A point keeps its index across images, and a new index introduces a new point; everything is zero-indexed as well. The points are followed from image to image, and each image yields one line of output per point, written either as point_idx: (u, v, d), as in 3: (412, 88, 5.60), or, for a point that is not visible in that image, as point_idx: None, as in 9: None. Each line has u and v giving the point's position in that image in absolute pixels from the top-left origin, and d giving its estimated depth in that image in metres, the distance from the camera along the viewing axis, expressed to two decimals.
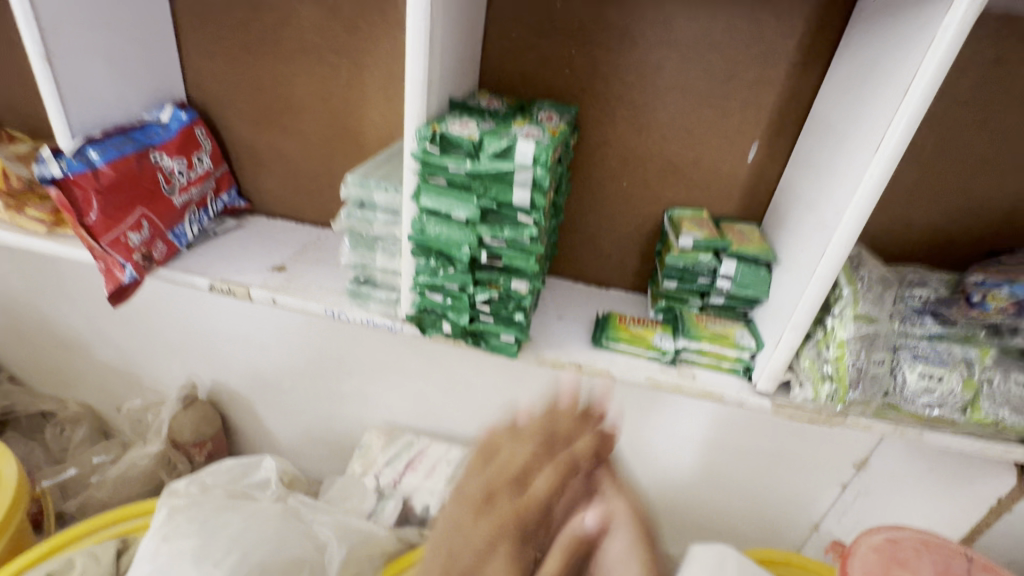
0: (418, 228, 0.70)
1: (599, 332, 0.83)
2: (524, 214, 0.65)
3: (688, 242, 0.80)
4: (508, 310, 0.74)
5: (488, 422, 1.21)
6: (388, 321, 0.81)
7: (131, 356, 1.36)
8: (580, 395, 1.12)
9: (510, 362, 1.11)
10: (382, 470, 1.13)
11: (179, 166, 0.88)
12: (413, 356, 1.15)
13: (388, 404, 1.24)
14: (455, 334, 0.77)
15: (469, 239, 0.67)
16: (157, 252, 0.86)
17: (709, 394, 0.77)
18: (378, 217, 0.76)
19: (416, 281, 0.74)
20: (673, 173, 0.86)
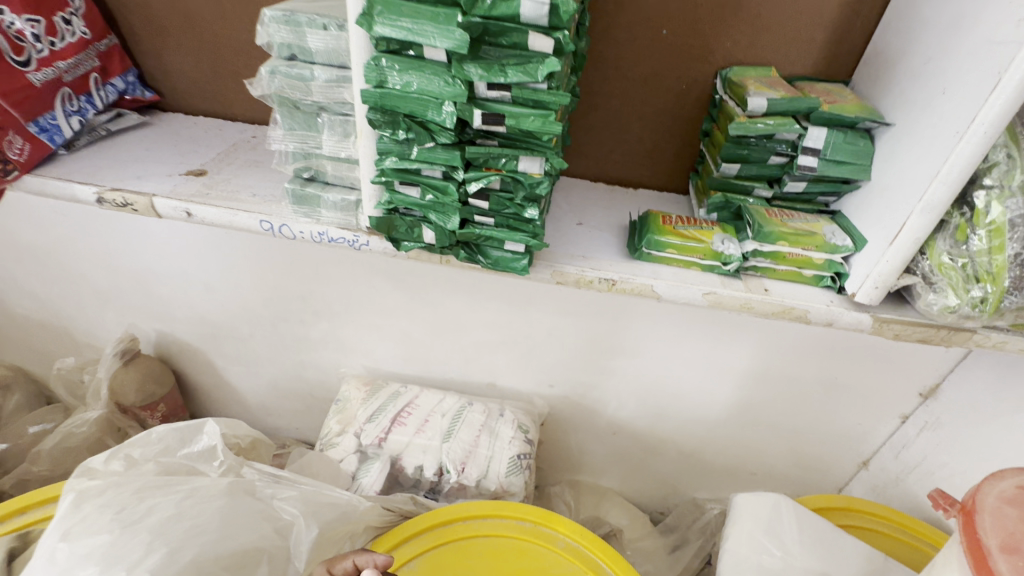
0: (376, 80, 0.46)
1: (637, 237, 0.61)
2: (539, 38, 0.42)
3: (759, 104, 0.57)
4: (515, 205, 0.52)
5: (487, 364, 1.02)
6: (348, 235, 0.59)
7: (56, 305, 1.12)
8: (598, 326, 0.91)
9: (511, 290, 0.90)
10: (363, 427, 0.93)
11: (32, 28, 0.61)
12: (391, 288, 0.93)
13: (366, 348, 1.04)
14: (442, 245, 0.55)
15: (454, 90, 0.44)
16: (13, 151, 0.62)
17: (788, 310, 0.58)
18: (317, 75, 0.51)
19: (381, 168, 0.51)
20: (732, 14, 0.62)
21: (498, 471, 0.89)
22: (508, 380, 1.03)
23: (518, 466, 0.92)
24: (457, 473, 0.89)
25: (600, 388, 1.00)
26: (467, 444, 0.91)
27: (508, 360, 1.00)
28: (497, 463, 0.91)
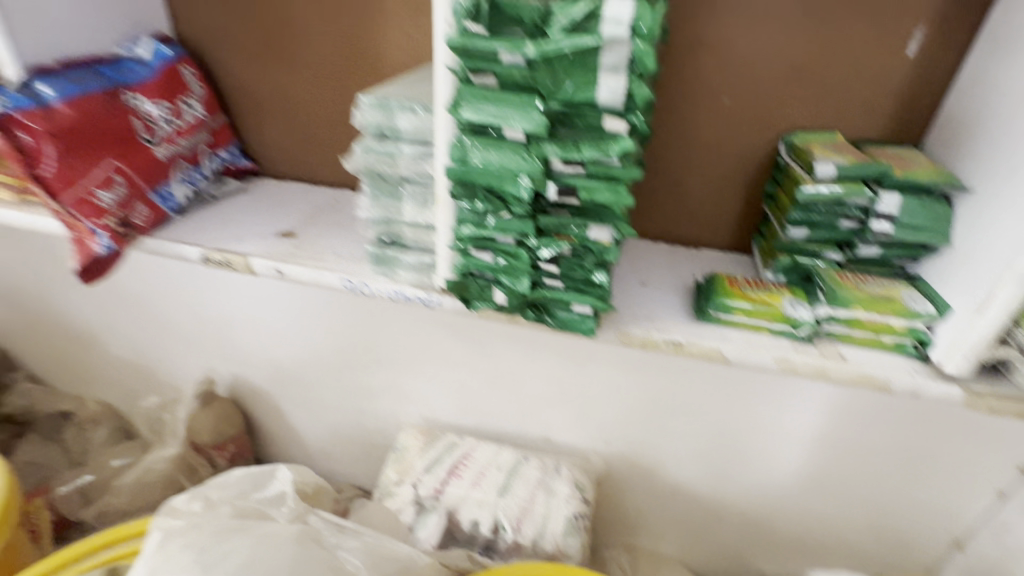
0: (459, 158, 0.50)
1: (702, 299, 0.61)
2: (614, 120, 0.44)
3: (827, 170, 0.58)
4: (584, 270, 0.54)
5: (543, 418, 1.01)
6: (421, 294, 0.63)
7: (146, 348, 1.22)
8: (657, 384, 0.90)
9: (569, 345, 0.90)
10: (421, 478, 0.95)
11: (161, 111, 0.71)
12: (452, 340, 0.96)
13: (424, 397, 1.06)
14: (512, 307, 0.58)
15: (531, 166, 0.47)
16: (138, 217, 0.70)
17: (869, 379, 0.55)
18: (404, 151, 0.57)
19: (458, 235, 0.55)
20: (795, 84, 0.64)
21: (555, 531, 0.88)
22: (563, 435, 1.02)
23: (574, 527, 0.89)
24: (513, 531, 0.89)
25: (659, 447, 0.98)
26: (522, 500, 0.91)
27: (564, 414, 1.00)
28: (553, 522, 0.89)
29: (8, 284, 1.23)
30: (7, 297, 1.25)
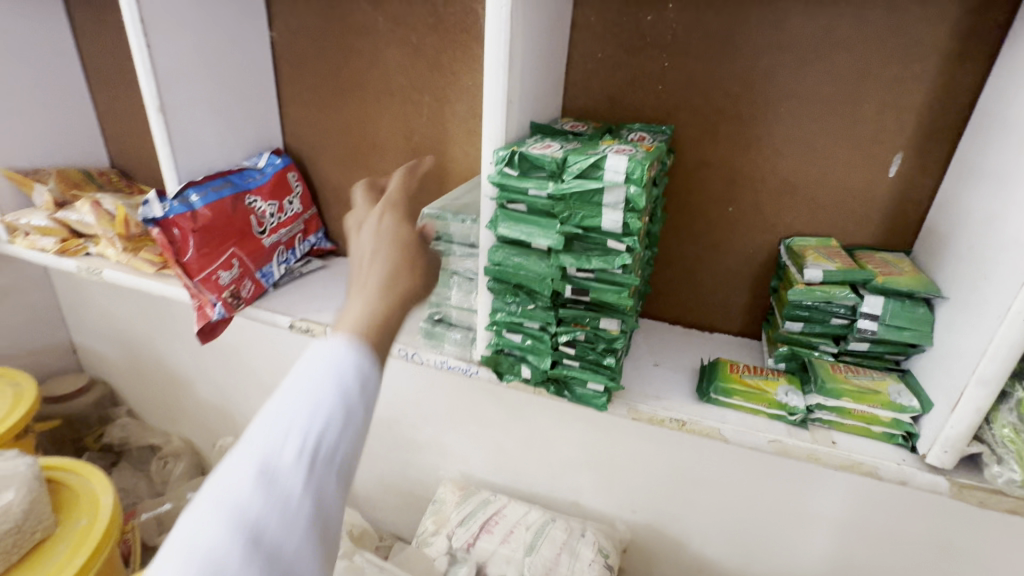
0: (495, 262, 0.63)
1: (705, 382, 0.69)
2: (616, 240, 0.57)
3: (815, 274, 0.66)
4: (597, 353, 0.64)
5: (572, 481, 1.08)
6: (463, 364, 0.74)
7: (227, 394, 1.40)
8: (679, 456, 0.95)
9: (596, 414, 0.98)
10: (455, 530, 1.03)
11: (270, 209, 0.91)
12: (490, 403, 1.07)
13: (463, 454, 1.16)
14: (536, 380, 0.68)
15: (552, 271, 0.60)
16: (245, 291, 0.87)
17: (855, 465, 0.61)
18: (454, 251, 0.71)
19: (493, 319, 0.67)
20: (790, 196, 0.74)
21: None
22: (590, 500, 1.08)
23: None
24: None
25: (683, 519, 1.01)
26: (548, 561, 0.96)
27: (592, 480, 1.06)
28: None
29: (125, 332, 1.47)
30: (122, 343, 1.49)
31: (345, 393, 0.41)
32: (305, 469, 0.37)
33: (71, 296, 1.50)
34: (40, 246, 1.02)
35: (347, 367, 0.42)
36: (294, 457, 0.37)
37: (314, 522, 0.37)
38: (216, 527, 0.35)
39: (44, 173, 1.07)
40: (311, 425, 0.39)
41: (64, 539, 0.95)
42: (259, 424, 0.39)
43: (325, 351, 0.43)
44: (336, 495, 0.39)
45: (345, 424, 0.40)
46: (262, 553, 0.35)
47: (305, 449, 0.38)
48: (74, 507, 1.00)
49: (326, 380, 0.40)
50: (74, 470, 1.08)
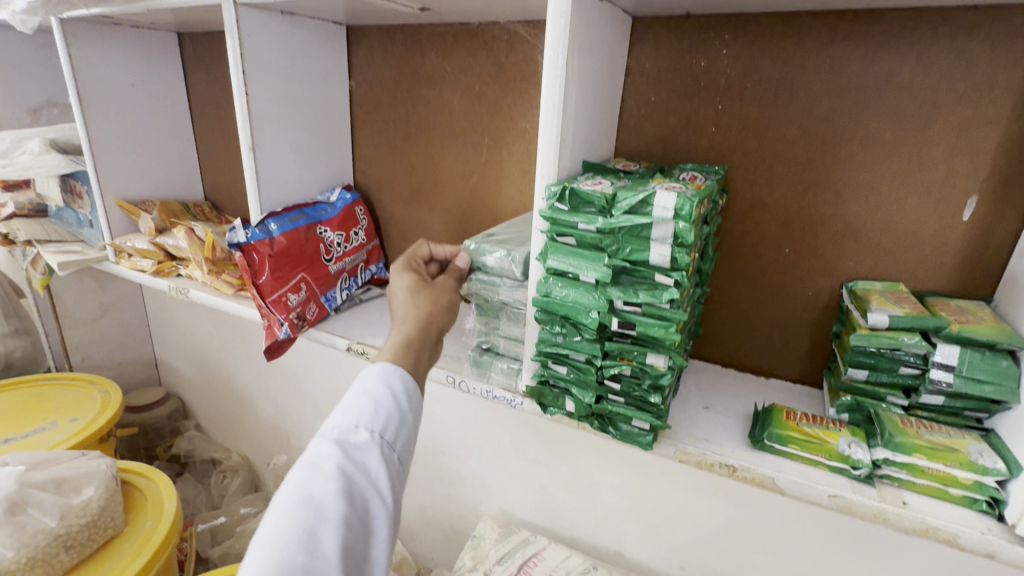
0: (543, 292, 0.65)
1: (759, 428, 0.66)
2: (664, 275, 0.57)
3: (880, 320, 0.62)
4: (642, 389, 0.63)
5: (615, 529, 1.04)
6: (508, 395, 0.76)
7: (284, 414, 1.47)
8: (731, 510, 0.89)
9: (644, 458, 0.95)
10: (492, 568, 1.00)
11: (338, 239, 0.98)
12: (534, 439, 1.06)
13: (505, 490, 1.15)
14: (579, 414, 0.68)
15: (598, 303, 0.61)
16: (309, 314, 0.93)
17: (929, 530, 0.56)
18: (503, 283, 0.72)
19: (539, 350, 0.68)
20: (852, 239, 0.71)
21: None
22: (635, 551, 1.03)
23: None
24: None
25: None
26: None
27: (636, 529, 1.01)
28: None
29: (200, 349, 1.59)
30: (197, 359, 1.61)
31: (400, 391, 0.52)
32: (377, 442, 0.47)
33: (158, 315, 1.65)
34: (139, 266, 1.14)
35: (398, 373, 0.53)
36: (365, 434, 0.47)
37: (388, 481, 0.46)
38: (317, 486, 0.43)
39: (149, 203, 1.22)
40: (376, 413, 0.49)
41: (130, 539, 1.01)
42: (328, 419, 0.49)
43: (374, 367, 0.53)
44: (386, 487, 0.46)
45: (400, 410, 0.51)
46: (354, 504, 0.44)
47: (375, 429, 0.48)
48: (141, 509, 1.08)
49: (383, 382, 0.52)
50: (145, 474, 1.16)
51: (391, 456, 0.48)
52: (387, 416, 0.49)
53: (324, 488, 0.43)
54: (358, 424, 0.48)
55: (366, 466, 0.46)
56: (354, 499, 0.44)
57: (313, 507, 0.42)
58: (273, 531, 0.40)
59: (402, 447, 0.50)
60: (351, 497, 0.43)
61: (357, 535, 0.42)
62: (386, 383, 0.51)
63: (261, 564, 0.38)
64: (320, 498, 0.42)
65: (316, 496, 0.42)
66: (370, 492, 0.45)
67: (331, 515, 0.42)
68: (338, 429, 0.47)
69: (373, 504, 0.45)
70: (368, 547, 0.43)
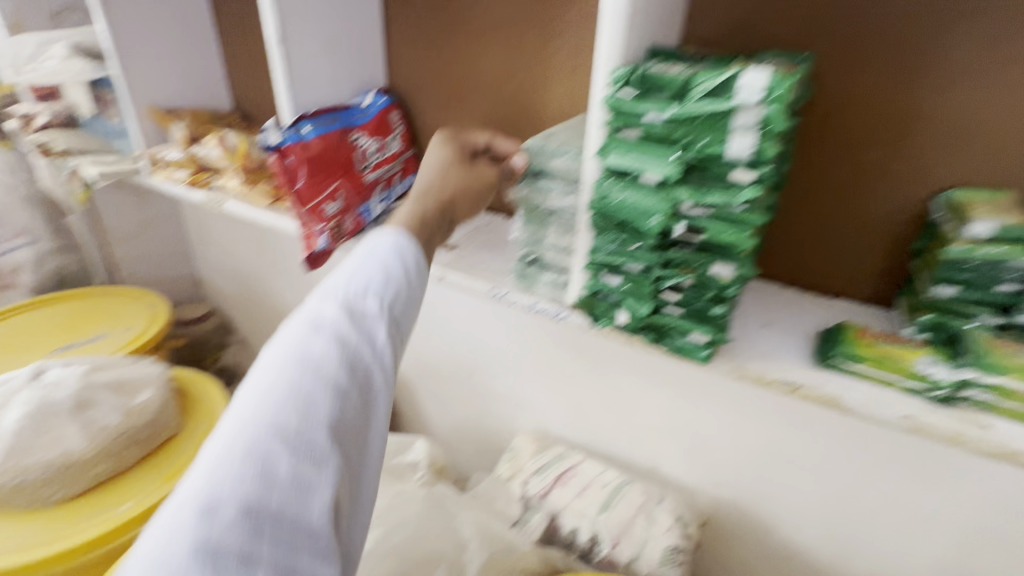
0: (601, 195, 0.59)
1: (828, 347, 0.62)
2: (743, 172, 0.51)
3: (982, 230, 0.56)
4: (704, 301, 0.59)
5: (652, 446, 1.04)
6: (554, 308, 0.72)
7: None
8: (777, 432, 0.87)
9: (688, 379, 0.93)
10: (530, 478, 1.03)
11: (372, 146, 0.93)
12: (573, 358, 1.05)
13: (541, 407, 1.15)
14: (631, 327, 0.65)
15: (663, 206, 0.56)
16: (347, 225, 0.89)
17: (1012, 454, 0.53)
18: (555, 187, 0.68)
19: (592, 259, 0.64)
20: (956, 141, 0.62)
21: (650, 557, 0.90)
22: (671, 468, 1.04)
23: (670, 559, 0.90)
24: (610, 545, 0.93)
25: (773, 501, 0.94)
26: (623, 521, 0.94)
27: (674, 447, 1.01)
28: (650, 548, 0.91)
29: (240, 266, 1.61)
30: (237, 277, 1.64)
31: (405, 264, 0.52)
32: (378, 309, 0.48)
33: (197, 232, 1.67)
34: (173, 177, 1.12)
35: (406, 248, 0.53)
36: (369, 301, 0.48)
37: (389, 348, 0.48)
38: (314, 344, 0.45)
39: (179, 112, 1.18)
40: (384, 279, 0.50)
41: (192, 436, 1.08)
42: (337, 278, 0.50)
43: (383, 238, 0.53)
44: (385, 352, 0.48)
45: (408, 281, 0.52)
46: (351, 366, 0.46)
47: (380, 295, 0.49)
48: (197, 411, 1.13)
49: (388, 254, 0.52)
50: (196, 381, 1.21)
51: (393, 326, 0.49)
52: (391, 287, 0.50)
53: (321, 347, 0.45)
54: (361, 291, 0.49)
55: (371, 328, 0.48)
56: (352, 362, 0.46)
57: (309, 364, 0.44)
58: (271, 379, 0.43)
59: (405, 317, 0.51)
60: (349, 360, 0.46)
61: (353, 396, 0.45)
62: (390, 255, 0.52)
63: (258, 407, 0.41)
64: (316, 356, 0.44)
65: (312, 354, 0.44)
66: (367, 357, 0.47)
67: (327, 374, 0.44)
68: (346, 290, 0.49)
69: (369, 369, 0.47)
70: (365, 407, 0.46)
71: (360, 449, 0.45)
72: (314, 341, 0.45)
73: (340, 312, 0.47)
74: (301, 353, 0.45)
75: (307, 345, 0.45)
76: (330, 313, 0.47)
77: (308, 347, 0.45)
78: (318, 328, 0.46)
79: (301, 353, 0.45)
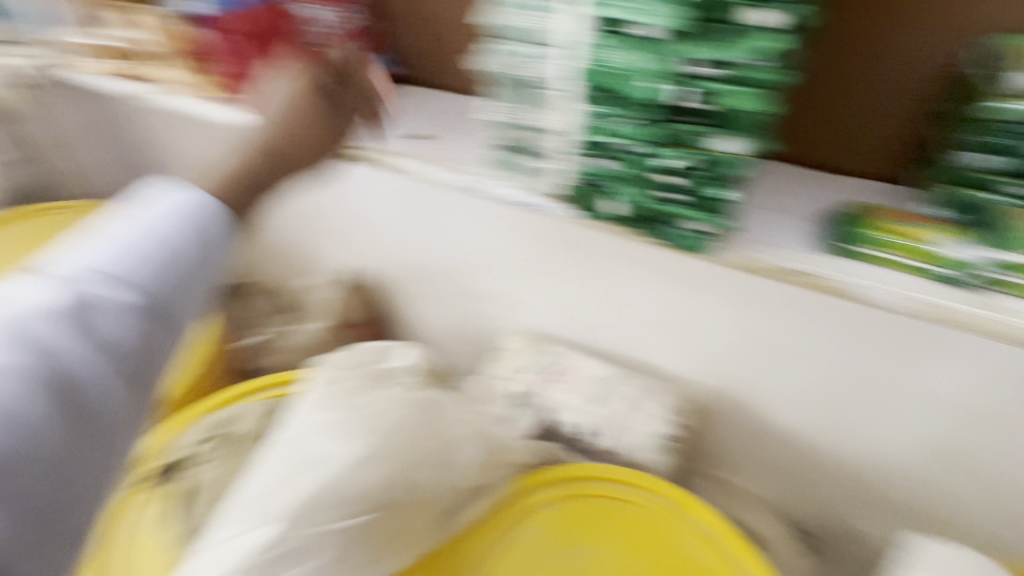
0: (595, 58, 0.51)
1: (842, 229, 0.71)
2: (765, 16, 0.44)
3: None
4: (710, 183, 0.53)
5: (648, 341, 1.02)
6: (552, 206, 0.65)
7: None
8: (776, 323, 0.84)
9: (690, 270, 0.87)
10: (525, 377, 1.02)
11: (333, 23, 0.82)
12: (566, 256, 0.99)
13: (534, 306, 1.12)
14: (629, 216, 0.59)
15: (668, 67, 0.48)
16: None
17: (994, 323, 0.66)
18: (545, 54, 0.54)
19: (586, 141, 0.56)
20: None
21: (644, 445, 0.93)
22: (666, 363, 1.02)
23: (664, 447, 0.93)
24: (605, 437, 0.94)
25: (767, 390, 0.93)
26: (617, 414, 0.95)
27: (670, 342, 0.99)
28: (644, 437, 0.93)
29: None
30: None
31: (181, 228, 0.54)
32: (124, 295, 0.50)
33: None
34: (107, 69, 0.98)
35: (191, 209, 0.56)
36: (128, 275, 0.50)
37: (120, 351, 0.49)
38: (45, 329, 0.45)
39: None
40: (133, 265, 0.51)
41: None
42: (86, 255, 0.50)
43: (166, 198, 0.55)
44: (117, 351, 0.49)
45: (179, 269, 0.53)
46: (54, 375, 0.45)
47: (135, 281, 0.50)
48: None
49: (166, 219, 0.54)
50: None
51: (140, 314, 0.50)
52: (144, 264, 0.51)
53: (56, 336, 0.46)
54: (117, 273, 0.50)
55: (91, 326, 0.48)
56: (85, 358, 0.47)
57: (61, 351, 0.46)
58: None
59: (162, 303, 0.52)
60: (95, 354, 0.47)
61: (38, 411, 0.44)
62: (177, 220, 0.54)
63: None
64: (53, 347, 0.45)
65: (51, 344, 0.45)
66: (76, 360, 0.46)
67: (46, 369, 0.45)
68: (74, 275, 0.49)
69: (51, 384, 0.45)
70: (62, 426, 0.45)
71: (72, 463, 0.45)
72: (62, 327, 0.46)
73: (101, 292, 0.49)
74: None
75: (48, 337, 0.45)
76: (52, 291, 0.47)
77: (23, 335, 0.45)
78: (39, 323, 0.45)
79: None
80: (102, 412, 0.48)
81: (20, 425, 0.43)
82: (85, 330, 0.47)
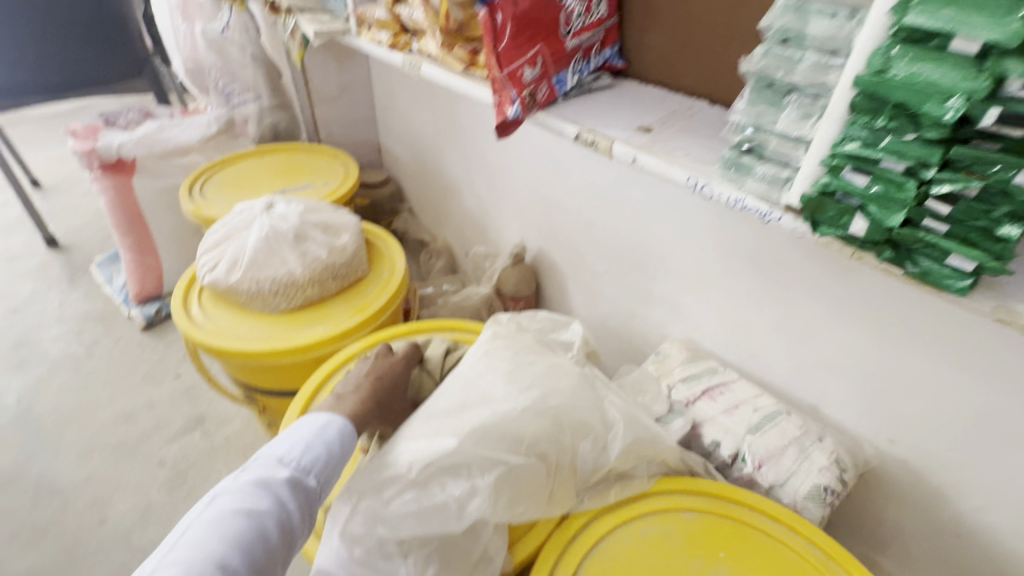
0: (877, 67, 0.48)
1: None
2: None
3: None
4: (988, 219, 0.47)
5: (821, 383, 0.94)
6: (762, 207, 0.64)
7: (487, 208, 1.55)
8: (1001, 398, 0.73)
9: (892, 319, 0.79)
10: (676, 384, 1.02)
11: (578, 9, 0.86)
12: (748, 273, 0.95)
13: (698, 318, 1.10)
14: (865, 239, 0.55)
15: (976, 84, 0.43)
16: (540, 95, 0.87)
17: None
18: (806, 58, 0.57)
19: (836, 151, 0.54)
20: None
21: (796, 488, 0.86)
22: (837, 411, 0.94)
23: (818, 497, 0.85)
24: (754, 466, 0.89)
25: (963, 473, 0.81)
26: (772, 446, 0.89)
27: (849, 389, 0.90)
28: (797, 480, 0.86)
29: (418, 136, 1.70)
30: (415, 146, 1.74)
31: (332, 441, 0.68)
32: (300, 476, 0.63)
33: (383, 101, 1.78)
34: (378, 39, 1.19)
35: (333, 428, 0.70)
36: (306, 474, 0.63)
37: (304, 495, 0.62)
38: (262, 501, 0.59)
39: None
40: (305, 455, 0.65)
41: (375, 283, 1.22)
42: (277, 448, 0.65)
43: (318, 422, 0.70)
44: (300, 498, 0.62)
45: (332, 456, 0.67)
46: (277, 524, 0.58)
47: (319, 473, 0.64)
48: (380, 262, 1.28)
49: (320, 440, 0.67)
50: (379, 237, 1.36)
51: (314, 479, 0.64)
52: (319, 463, 0.65)
53: (266, 501, 0.59)
54: (301, 473, 0.63)
55: (283, 492, 0.61)
56: (285, 508, 0.60)
57: (267, 509, 0.58)
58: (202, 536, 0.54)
59: (321, 464, 0.65)
60: (287, 505, 0.60)
61: (270, 543, 0.57)
62: (333, 437, 0.68)
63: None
64: (264, 505, 0.58)
65: (262, 504, 0.58)
66: (287, 509, 0.60)
67: (265, 517, 0.57)
68: (271, 462, 0.63)
69: (271, 520, 0.58)
70: (279, 548, 0.58)
71: (284, 564, 0.58)
72: (264, 498, 0.59)
73: (283, 476, 0.62)
74: (232, 521, 0.56)
75: (260, 503, 0.58)
76: (257, 483, 0.60)
77: (243, 504, 0.57)
78: (256, 499, 0.58)
79: (231, 520, 0.56)
80: (300, 525, 0.60)
81: (260, 554, 0.55)
82: (280, 496, 0.60)
